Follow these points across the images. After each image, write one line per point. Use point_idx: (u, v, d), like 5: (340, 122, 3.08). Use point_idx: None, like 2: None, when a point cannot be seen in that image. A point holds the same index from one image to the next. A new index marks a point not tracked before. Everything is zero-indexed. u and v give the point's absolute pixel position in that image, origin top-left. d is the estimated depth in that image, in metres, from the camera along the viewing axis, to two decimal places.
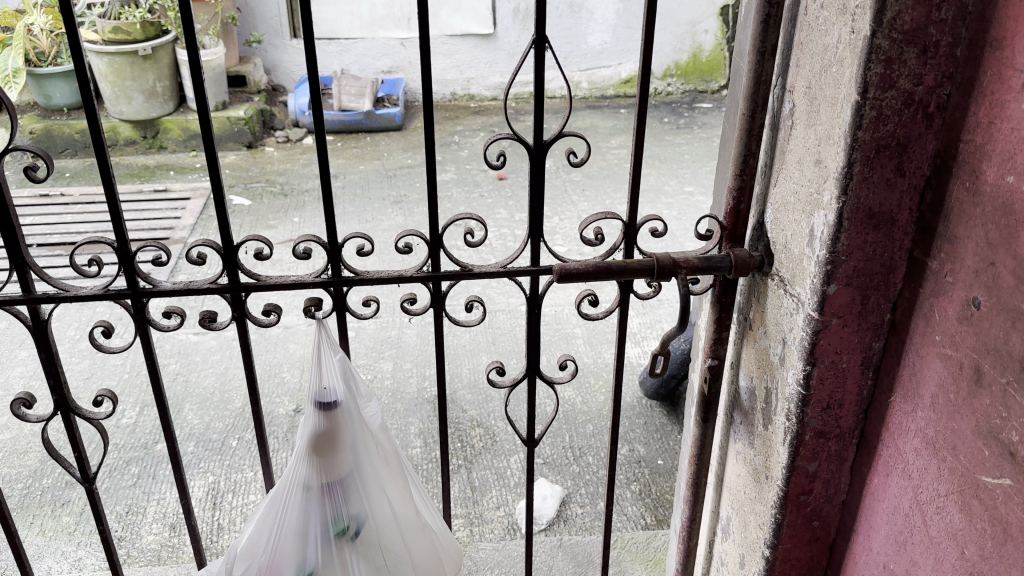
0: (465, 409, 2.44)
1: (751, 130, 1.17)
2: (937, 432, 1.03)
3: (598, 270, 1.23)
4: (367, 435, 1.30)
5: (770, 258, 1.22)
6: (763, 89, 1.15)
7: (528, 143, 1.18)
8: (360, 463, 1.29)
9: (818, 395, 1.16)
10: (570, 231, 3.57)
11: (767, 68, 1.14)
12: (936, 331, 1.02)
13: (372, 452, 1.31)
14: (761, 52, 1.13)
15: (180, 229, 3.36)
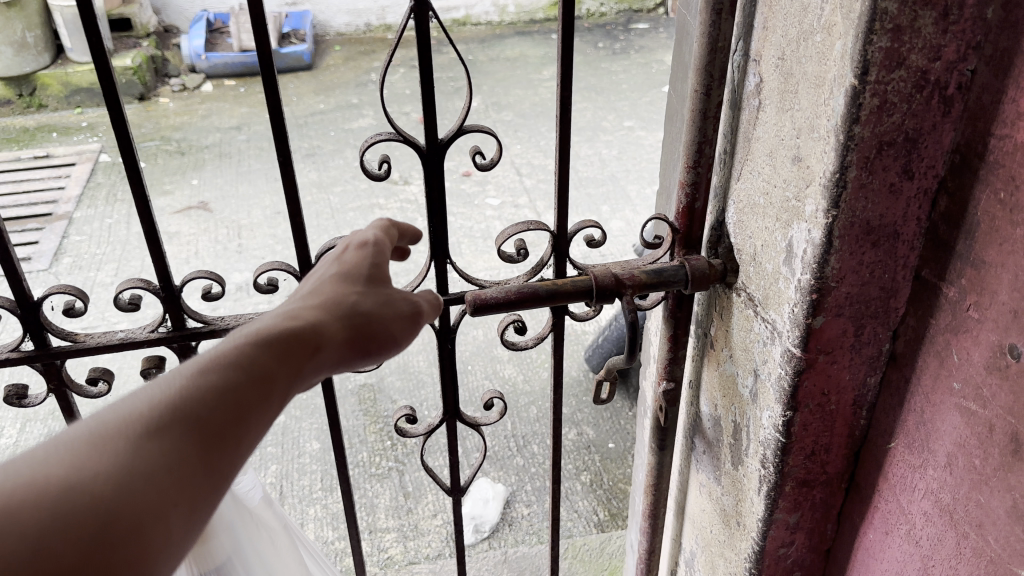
0: (395, 399, 2.19)
1: (708, 112, 0.90)
2: (957, 499, 0.81)
3: (521, 297, 0.96)
4: (242, 515, 1.03)
5: (734, 267, 0.97)
6: (721, 57, 0.87)
7: (419, 145, 0.89)
8: (236, 550, 1.01)
9: (801, 442, 0.93)
10: (503, 179, 3.29)
11: (726, 28, 0.86)
12: (953, 377, 0.79)
13: (249, 535, 1.03)
14: (717, 6, 0.85)
15: (63, 201, 2.98)
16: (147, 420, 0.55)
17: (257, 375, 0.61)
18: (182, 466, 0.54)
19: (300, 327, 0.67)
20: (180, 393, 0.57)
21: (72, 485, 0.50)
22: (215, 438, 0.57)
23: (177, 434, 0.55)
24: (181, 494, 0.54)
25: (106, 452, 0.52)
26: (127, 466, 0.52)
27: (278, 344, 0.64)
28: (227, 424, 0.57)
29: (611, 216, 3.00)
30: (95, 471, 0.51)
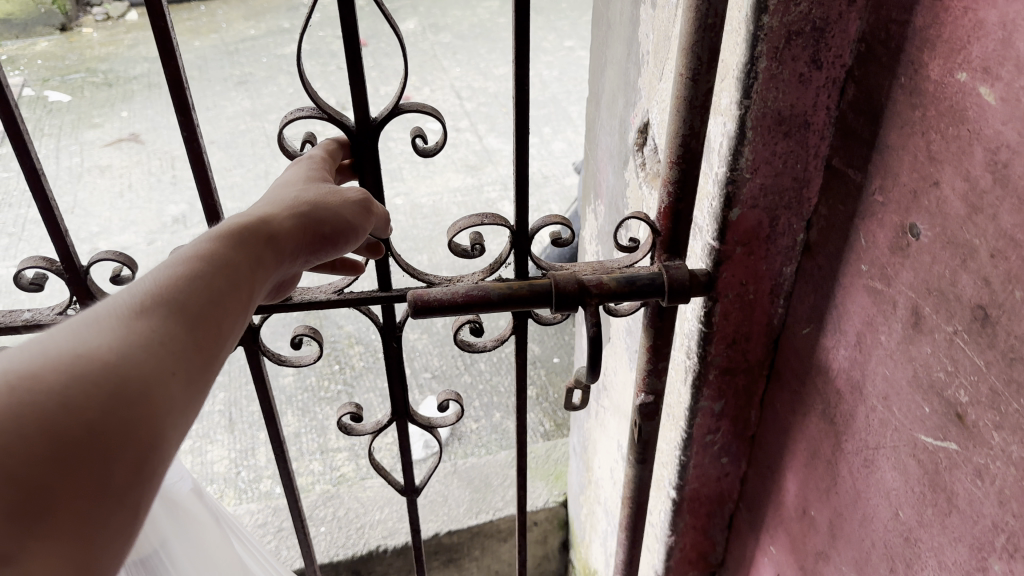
0: (340, 325, 2.25)
1: (700, 90, 0.78)
2: (865, 374, 0.86)
3: (469, 300, 0.89)
4: (167, 503, 1.00)
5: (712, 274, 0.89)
6: (713, 33, 0.75)
7: (349, 127, 0.84)
8: (167, 537, 1.00)
9: (723, 331, 0.98)
10: (444, 102, 3.27)
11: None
12: (861, 259, 0.83)
13: (182, 524, 1.02)
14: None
15: None
16: (130, 304, 0.59)
17: (222, 264, 0.66)
18: (173, 338, 0.58)
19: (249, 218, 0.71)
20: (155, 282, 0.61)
21: (84, 354, 0.53)
22: (199, 315, 0.61)
23: (162, 312, 0.59)
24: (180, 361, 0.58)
25: (103, 327, 0.56)
26: (124, 337, 0.56)
27: (238, 234, 0.69)
28: (208, 301, 0.62)
29: (553, 137, 3.00)
30: (97, 342, 0.54)
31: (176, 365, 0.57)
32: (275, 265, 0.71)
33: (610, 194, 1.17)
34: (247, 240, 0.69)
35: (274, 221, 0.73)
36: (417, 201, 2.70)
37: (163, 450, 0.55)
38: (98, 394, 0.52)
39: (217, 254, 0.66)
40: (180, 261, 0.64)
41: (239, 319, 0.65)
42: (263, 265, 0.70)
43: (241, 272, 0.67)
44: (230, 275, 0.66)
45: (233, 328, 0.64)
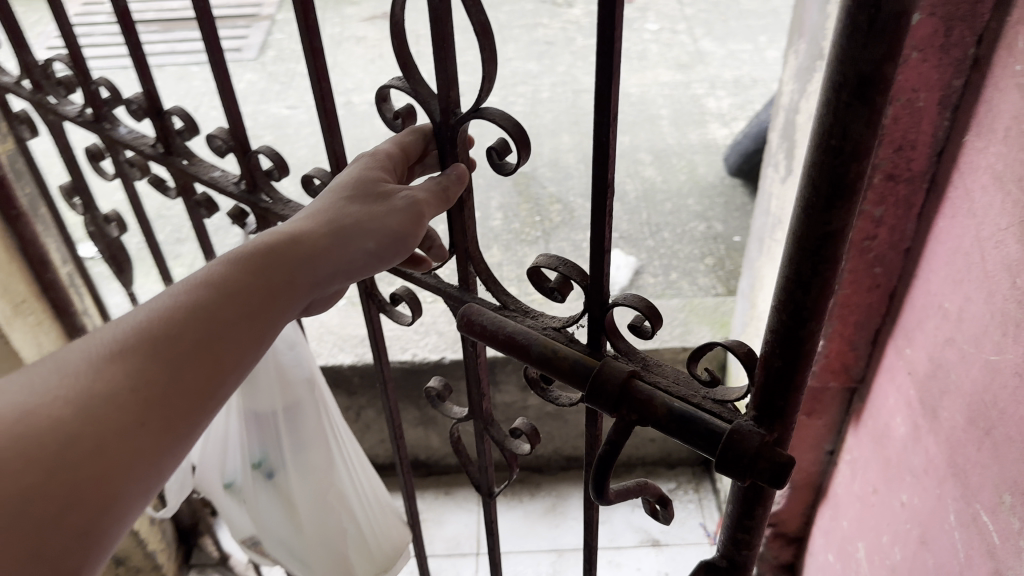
0: (546, 185, 2.69)
1: (810, 242, 0.68)
2: (1007, 164, 1.02)
3: (509, 342, 0.94)
4: (284, 381, 1.29)
5: (745, 452, 0.78)
6: (835, 155, 0.63)
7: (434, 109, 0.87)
8: (277, 411, 1.31)
9: (891, 135, 1.16)
10: (663, 9, 3.66)
11: (875, 130, 0.62)
12: (1017, 60, 0.99)
13: (290, 400, 1.31)
14: (863, 94, 0.60)
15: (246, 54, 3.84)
16: (109, 348, 0.73)
17: (207, 306, 0.78)
18: (138, 384, 0.72)
19: (270, 252, 0.84)
20: (138, 326, 0.75)
21: (53, 406, 0.68)
22: (171, 361, 0.74)
23: (131, 362, 0.72)
24: (163, 406, 0.73)
25: (77, 374, 0.70)
26: (91, 383, 0.70)
27: (237, 273, 0.81)
28: (183, 346, 0.75)
29: (764, 45, 3.28)
30: (63, 393, 0.69)
31: (155, 412, 0.72)
32: (284, 296, 0.84)
33: (813, 33, 1.37)
34: (249, 279, 0.81)
35: (300, 250, 0.85)
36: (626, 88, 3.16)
37: (121, 485, 0.69)
38: (76, 445, 0.67)
39: (208, 295, 0.79)
40: (177, 300, 0.78)
41: (237, 354, 0.79)
42: (266, 303, 0.82)
43: (242, 309, 0.80)
44: (214, 314, 0.78)
45: (210, 367, 0.77)
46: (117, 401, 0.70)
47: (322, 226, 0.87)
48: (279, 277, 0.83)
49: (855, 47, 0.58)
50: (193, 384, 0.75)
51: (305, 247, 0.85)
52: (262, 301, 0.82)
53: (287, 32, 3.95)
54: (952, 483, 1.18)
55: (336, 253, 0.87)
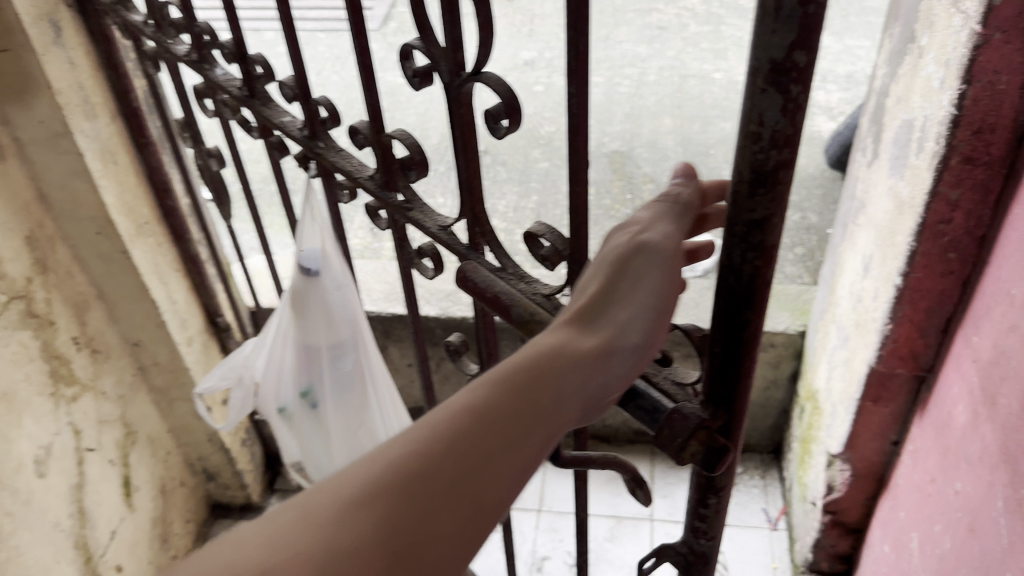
0: (641, 165, 2.80)
1: (737, 228, 0.68)
2: None
3: (493, 301, 0.97)
4: (332, 317, 1.34)
5: (681, 428, 0.78)
6: (750, 142, 0.63)
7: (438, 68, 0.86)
8: (322, 346, 1.37)
9: (970, 117, 1.16)
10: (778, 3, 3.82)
11: (794, 119, 0.61)
12: None
13: (335, 338, 1.36)
14: (777, 81, 0.59)
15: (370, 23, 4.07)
16: (376, 475, 0.59)
17: (475, 419, 0.64)
18: (392, 508, 0.58)
19: (531, 358, 0.69)
20: (408, 447, 0.61)
21: (304, 541, 0.55)
22: (435, 477, 0.60)
23: (393, 488, 0.59)
24: (415, 539, 0.57)
25: (325, 511, 0.57)
26: (335, 515, 0.57)
27: (497, 390, 0.66)
28: (444, 461, 0.61)
29: None
30: (307, 529, 0.56)
31: (440, 528, 0.58)
32: (525, 422, 0.65)
33: (908, 15, 1.37)
34: (492, 409, 0.64)
35: (550, 358, 0.70)
36: (733, 77, 3.29)
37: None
38: None
39: (464, 415, 0.64)
40: (431, 427, 0.62)
41: (503, 489, 0.62)
42: (510, 430, 0.64)
43: (498, 427, 0.64)
44: (492, 422, 0.64)
45: (486, 483, 0.61)
46: (353, 546, 0.55)
47: (548, 349, 0.71)
48: (550, 389, 0.68)
49: (765, 32, 0.58)
50: (470, 518, 0.60)
51: (573, 358, 0.71)
52: (519, 416, 0.65)
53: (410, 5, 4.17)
54: (1003, 469, 1.18)
55: (555, 372, 0.69)
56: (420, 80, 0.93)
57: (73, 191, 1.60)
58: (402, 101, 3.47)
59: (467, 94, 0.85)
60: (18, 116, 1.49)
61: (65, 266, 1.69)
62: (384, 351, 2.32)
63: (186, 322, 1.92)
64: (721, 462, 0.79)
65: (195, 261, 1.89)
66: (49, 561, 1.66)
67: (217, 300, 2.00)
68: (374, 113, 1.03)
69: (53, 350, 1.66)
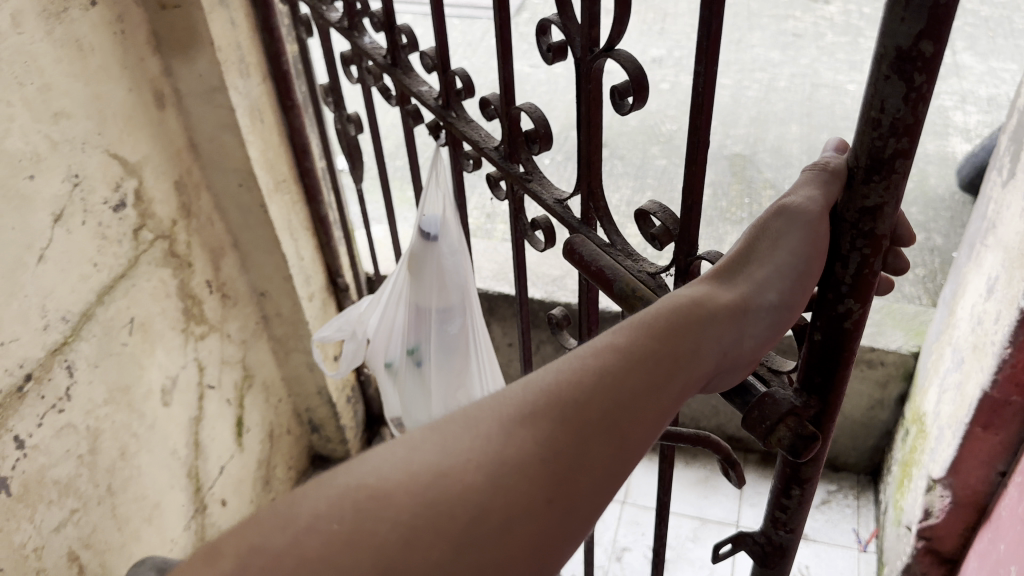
0: (762, 170, 2.79)
1: (851, 213, 0.71)
2: None
3: (598, 275, 0.99)
4: (444, 281, 1.41)
5: (777, 416, 0.80)
6: (870, 127, 0.66)
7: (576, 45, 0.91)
8: (432, 308, 1.44)
9: None
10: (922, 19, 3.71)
11: (915, 110, 0.64)
12: None
13: (444, 302, 1.43)
14: (902, 68, 0.62)
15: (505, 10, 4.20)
16: (525, 408, 0.65)
17: (627, 365, 0.68)
18: (548, 438, 0.63)
19: (676, 314, 0.74)
20: (559, 383, 0.66)
21: (467, 465, 0.61)
22: (587, 413, 0.65)
23: (550, 421, 0.64)
24: (573, 461, 0.63)
25: (479, 436, 0.63)
26: (494, 445, 0.63)
27: (644, 340, 0.71)
28: (600, 403, 0.66)
29: None
30: (465, 455, 0.62)
31: (584, 457, 0.64)
32: (673, 372, 0.70)
33: None
34: (643, 358, 0.70)
35: (699, 315, 0.75)
36: (867, 90, 3.22)
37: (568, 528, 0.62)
38: (476, 513, 0.60)
39: (613, 361, 0.69)
40: (583, 365, 0.68)
41: (651, 428, 0.68)
42: (661, 379, 0.69)
43: (649, 368, 0.69)
44: (645, 372, 0.69)
45: (637, 425, 0.67)
46: (517, 463, 0.62)
47: (692, 301, 0.76)
48: (696, 340, 0.73)
49: (893, 21, 0.61)
50: (620, 449, 0.65)
51: (712, 311, 0.76)
52: (668, 362, 0.70)
53: None
54: None
55: (702, 327, 0.74)
56: (552, 56, 0.98)
57: (223, 143, 1.72)
58: (529, 90, 3.54)
59: (596, 71, 0.91)
60: (182, 68, 1.63)
61: (208, 212, 1.83)
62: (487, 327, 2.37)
63: (309, 278, 2.04)
64: (809, 450, 0.80)
65: (324, 221, 2.01)
66: (165, 484, 1.79)
67: (340, 260, 2.11)
68: (505, 87, 1.09)
69: (190, 289, 1.79)
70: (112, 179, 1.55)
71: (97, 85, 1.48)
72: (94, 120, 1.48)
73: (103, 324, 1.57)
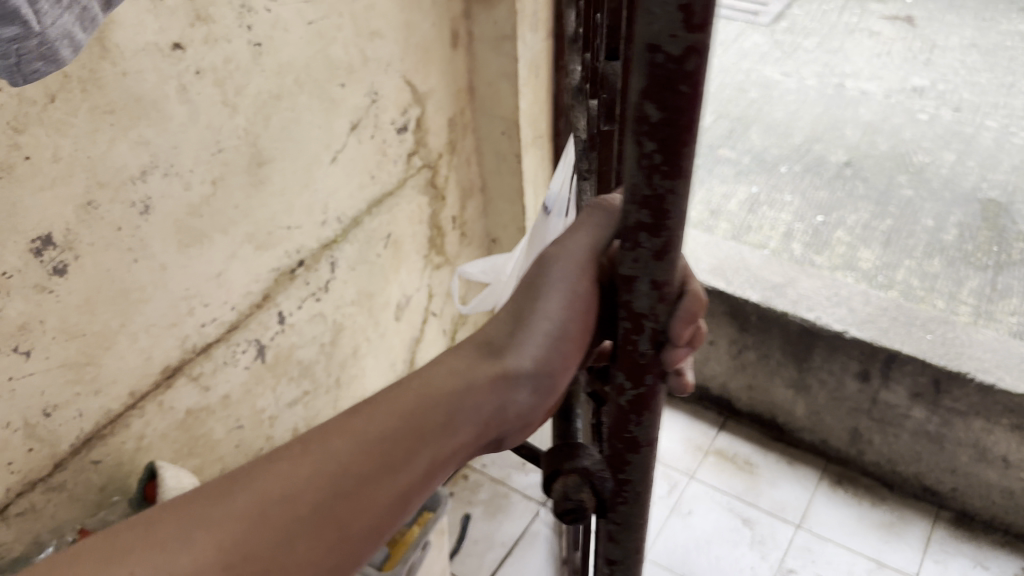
0: (1016, 221, 2.88)
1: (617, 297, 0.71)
2: None
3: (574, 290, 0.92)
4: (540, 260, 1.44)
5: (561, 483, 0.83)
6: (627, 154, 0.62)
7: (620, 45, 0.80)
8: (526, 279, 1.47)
9: None
10: None
11: (651, 181, 0.62)
12: None
13: None
14: (657, 85, 0.57)
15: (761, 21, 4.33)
16: (294, 469, 0.64)
17: (402, 423, 0.70)
18: (330, 489, 0.64)
19: (438, 389, 0.74)
20: (326, 447, 0.66)
21: (238, 537, 0.59)
22: (374, 467, 0.66)
23: (325, 472, 0.65)
24: (285, 546, 0.60)
25: (240, 509, 0.61)
26: (266, 511, 0.61)
27: (409, 410, 0.71)
28: (382, 452, 0.67)
29: None
30: (229, 532, 0.59)
31: (368, 491, 0.65)
32: (447, 435, 0.71)
33: None
34: (418, 421, 0.70)
35: (460, 392, 0.75)
36: None
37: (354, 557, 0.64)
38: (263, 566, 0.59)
39: (384, 425, 0.69)
40: (353, 426, 0.68)
41: (383, 508, 0.66)
42: (431, 440, 0.70)
43: (386, 451, 0.68)
44: (420, 430, 0.70)
45: (414, 474, 0.68)
46: (292, 514, 0.62)
47: (460, 378, 0.76)
48: (453, 410, 0.73)
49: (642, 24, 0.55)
50: (366, 505, 0.65)
51: (471, 383, 0.76)
52: (410, 438, 0.69)
53: (806, 12, 4.40)
54: None
55: (473, 403, 0.75)
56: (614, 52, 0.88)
57: (498, 91, 1.83)
58: (776, 98, 3.67)
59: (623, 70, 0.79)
60: (480, 14, 1.73)
61: (468, 154, 1.96)
62: None
63: None
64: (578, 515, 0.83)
65: None
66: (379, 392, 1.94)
67: None
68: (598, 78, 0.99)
69: (439, 220, 1.94)
70: (401, 104, 1.69)
71: (408, 14, 1.61)
72: (399, 45, 1.62)
73: (367, 232, 1.72)
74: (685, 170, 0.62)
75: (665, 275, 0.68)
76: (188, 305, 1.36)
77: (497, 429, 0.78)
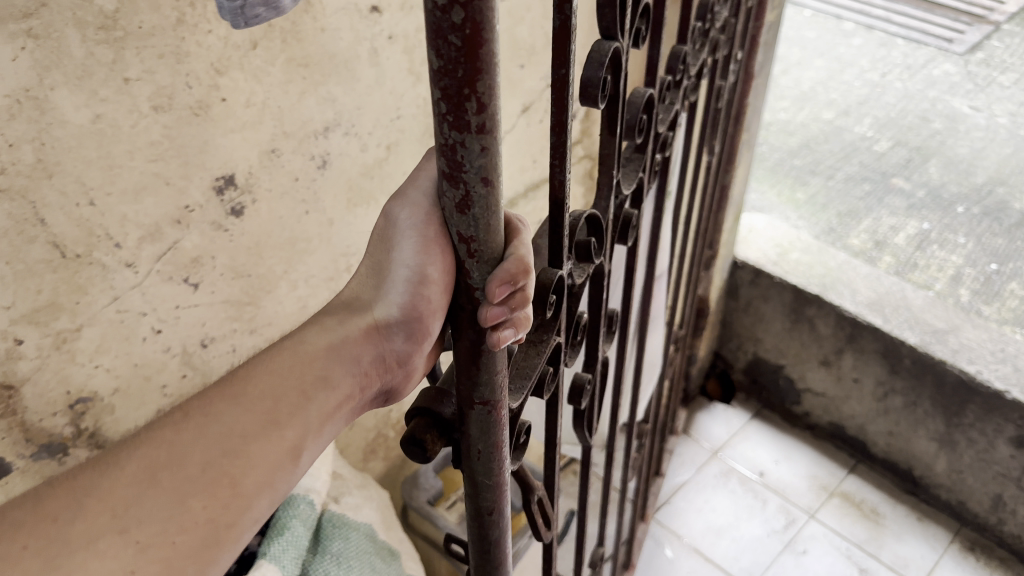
0: None
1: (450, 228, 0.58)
2: None
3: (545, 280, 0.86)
4: None
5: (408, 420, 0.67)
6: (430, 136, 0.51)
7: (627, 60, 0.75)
8: None
9: None
10: None
11: (442, 131, 0.50)
12: None
13: None
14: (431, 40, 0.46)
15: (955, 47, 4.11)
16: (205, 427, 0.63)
17: (288, 367, 0.67)
18: (200, 423, 0.63)
19: (307, 345, 0.69)
20: (211, 393, 0.65)
21: (130, 489, 0.60)
22: (259, 396, 0.65)
23: (231, 416, 0.64)
24: (180, 505, 0.60)
25: (133, 456, 0.62)
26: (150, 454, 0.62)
27: (287, 352, 0.68)
28: (283, 401, 0.65)
29: None
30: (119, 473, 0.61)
31: (250, 468, 0.63)
32: (335, 375, 0.68)
33: None
34: (296, 364, 0.67)
35: (316, 342, 0.69)
36: None
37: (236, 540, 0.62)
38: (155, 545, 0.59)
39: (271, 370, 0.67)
40: (254, 379, 0.66)
41: (278, 461, 0.64)
42: (323, 390, 0.67)
43: (263, 409, 0.65)
44: (305, 370, 0.67)
45: (308, 412, 0.66)
46: (187, 459, 0.62)
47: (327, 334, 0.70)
48: (330, 362, 0.68)
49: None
50: (246, 475, 0.63)
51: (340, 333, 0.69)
52: (295, 398, 0.66)
53: (1007, 42, 4.13)
54: None
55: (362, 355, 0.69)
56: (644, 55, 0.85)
57: None
58: (962, 132, 3.50)
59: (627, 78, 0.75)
60: None
61: None
62: (840, 354, 2.44)
63: None
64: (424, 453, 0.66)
65: None
66: None
67: None
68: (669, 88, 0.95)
69: None
70: None
71: None
72: None
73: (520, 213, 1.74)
74: (479, 115, 0.49)
75: (470, 231, 0.55)
76: (346, 262, 1.39)
77: (377, 379, 0.72)
